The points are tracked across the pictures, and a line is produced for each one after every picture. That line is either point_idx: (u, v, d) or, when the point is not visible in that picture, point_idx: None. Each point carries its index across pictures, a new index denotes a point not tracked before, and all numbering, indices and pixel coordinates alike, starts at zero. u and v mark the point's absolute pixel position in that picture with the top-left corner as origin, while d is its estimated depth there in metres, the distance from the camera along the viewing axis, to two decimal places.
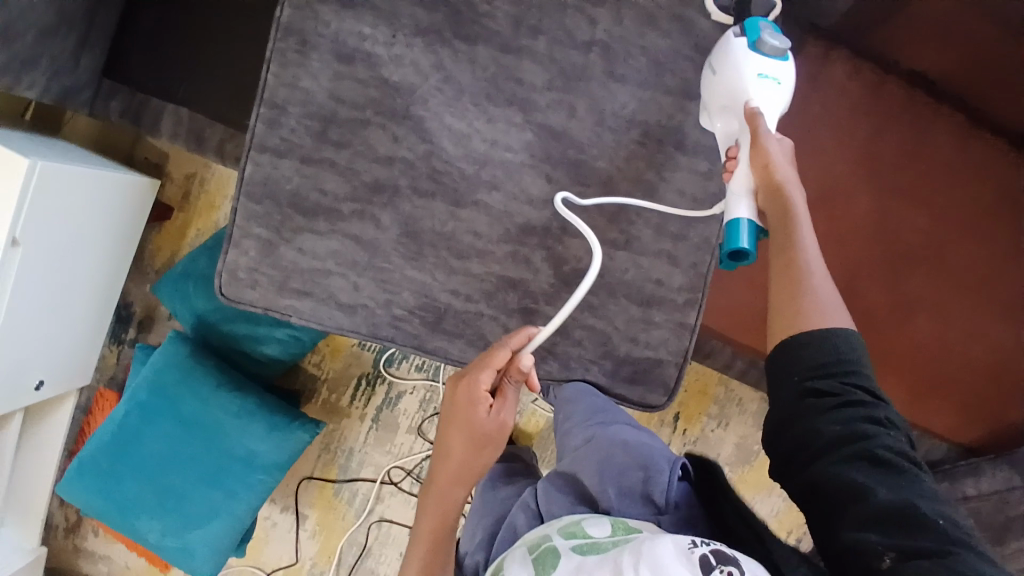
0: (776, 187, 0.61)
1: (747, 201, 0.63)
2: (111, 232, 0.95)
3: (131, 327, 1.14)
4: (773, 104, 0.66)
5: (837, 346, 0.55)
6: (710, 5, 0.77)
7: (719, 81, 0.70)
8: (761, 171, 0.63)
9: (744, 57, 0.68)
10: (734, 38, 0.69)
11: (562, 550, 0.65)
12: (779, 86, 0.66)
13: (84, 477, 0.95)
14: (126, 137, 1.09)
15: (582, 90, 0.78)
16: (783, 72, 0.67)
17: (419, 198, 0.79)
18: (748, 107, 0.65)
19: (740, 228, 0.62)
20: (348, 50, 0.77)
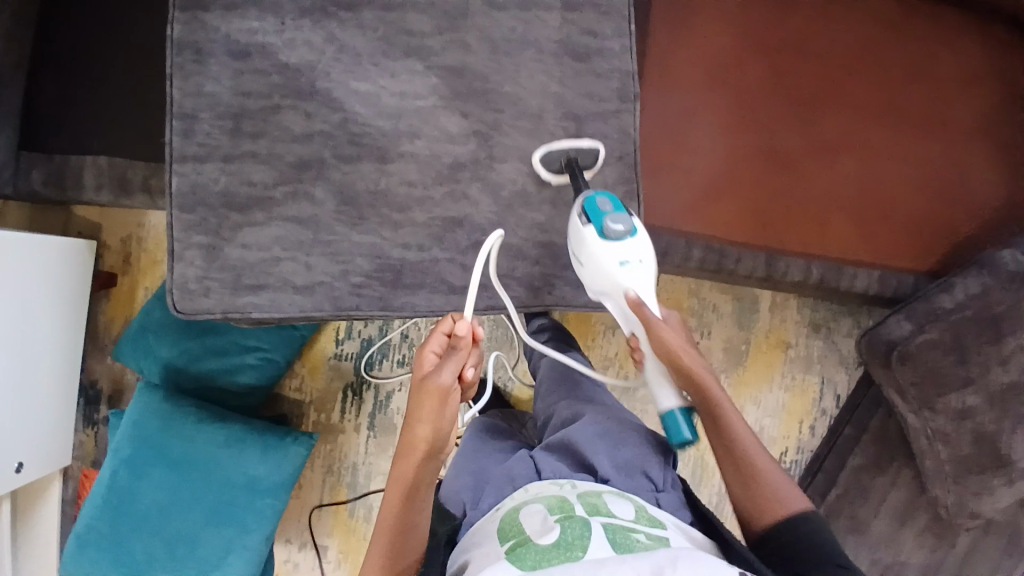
0: (690, 375, 0.70)
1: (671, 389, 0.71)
2: (56, 301, 0.94)
3: (102, 405, 1.11)
4: (644, 282, 0.72)
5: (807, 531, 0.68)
6: (544, 175, 0.82)
7: (587, 269, 0.74)
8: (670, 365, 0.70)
9: (599, 248, 0.72)
10: (582, 226, 0.73)
11: (594, 523, 0.68)
12: (643, 264, 0.72)
13: (87, 550, 0.90)
14: (56, 216, 1.09)
15: (469, 26, 0.81)
16: (639, 248, 0.72)
17: (345, 164, 0.80)
18: (630, 299, 0.71)
19: (677, 420, 0.70)
20: (241, 47, 0.80)
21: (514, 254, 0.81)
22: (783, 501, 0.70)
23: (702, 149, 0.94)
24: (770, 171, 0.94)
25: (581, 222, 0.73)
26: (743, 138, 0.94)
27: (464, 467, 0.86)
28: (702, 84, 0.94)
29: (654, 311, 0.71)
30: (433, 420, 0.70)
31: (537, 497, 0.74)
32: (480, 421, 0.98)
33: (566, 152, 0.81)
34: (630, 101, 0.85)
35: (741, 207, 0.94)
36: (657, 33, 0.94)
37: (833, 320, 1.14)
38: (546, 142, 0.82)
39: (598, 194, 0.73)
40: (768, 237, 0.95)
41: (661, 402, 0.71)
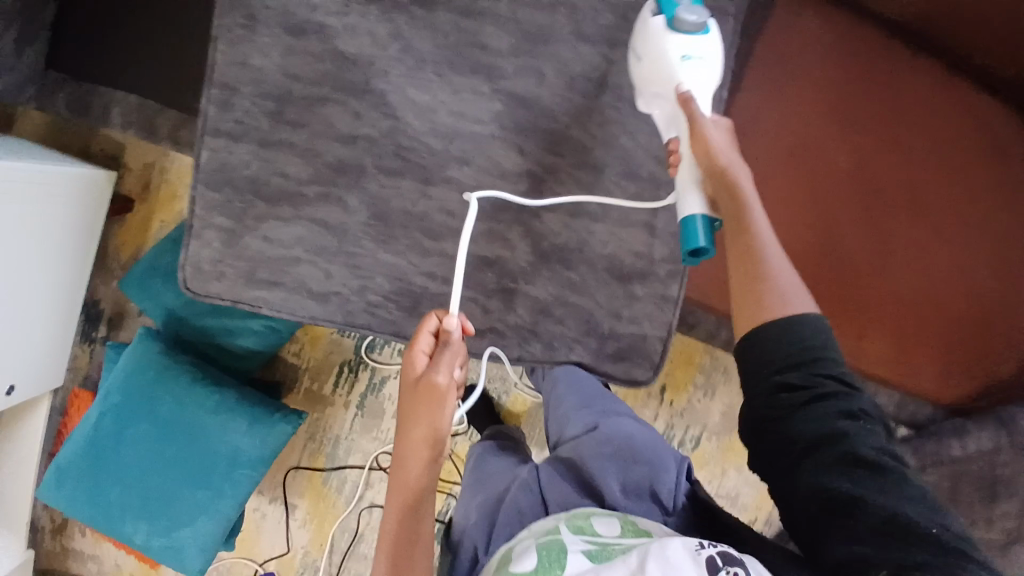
0: (721, 171, 0.57)
1: (695, 195, 0.59)
2: (65, 229, 0.90)
3: (101, 326, 1.11)
4: (705, 83, 0.63)
5: (801, 333, 0.53)
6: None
7: (643, 67, 0.65)
8: (705, 172, 0.59)
9: (661, 41, 0.63)
10: (651, 18, 0.64)
11: (571, 546, 0.63)
12: (708, 66, 0.62)
13: (65, 483, 0.94)
14: (78, 129, 1.04)
15: (549, 53, 0.74)
16: (708, 47, 0.62)
17: (385, 177, 0.75)
18: (678, 93, 0.61)
19: (695, 225, 0.58)
20: (298, 22, 0.72)
21: (539, 309, 0.78)
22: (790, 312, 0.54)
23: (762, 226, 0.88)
24: (823, 267, 0.89)
25: (652, 14, 0.65)
26: (805, 227, 0.88)
27: (473, 493, 0.83)
28: (777, 164, 0.87)
29: (704, 111, 0.61)
30: (429, 422, 0.70)
31: (529, 533, 0.69)
32: (485, 441, 0.95)
33: None
34: None
35: None
36: (746, 98, 0.87)
37: None
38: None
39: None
40: None
41: (682, 207, 0.60)
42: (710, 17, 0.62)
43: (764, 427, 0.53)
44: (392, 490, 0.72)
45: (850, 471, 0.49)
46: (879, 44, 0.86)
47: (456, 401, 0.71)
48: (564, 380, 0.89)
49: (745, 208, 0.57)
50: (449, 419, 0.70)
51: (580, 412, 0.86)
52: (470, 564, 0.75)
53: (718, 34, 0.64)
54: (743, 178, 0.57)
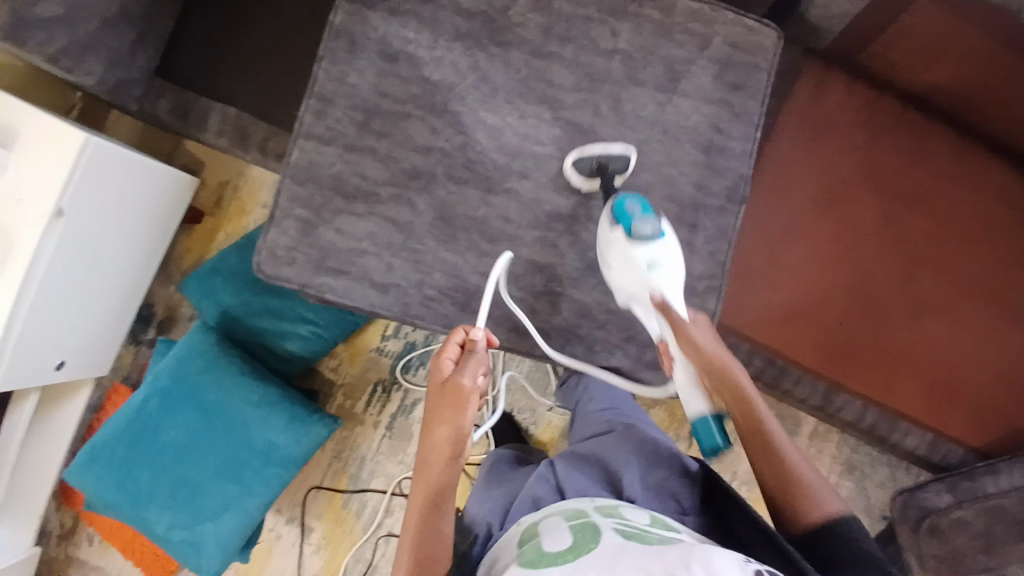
0: (720, 371, 0.71)
1: (700, 396, 0.73)
2: (144, 223, 0.98)
3: (151, 327, 1.16)
4: (672, 283, 0.72)
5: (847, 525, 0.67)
6: (575, 180, 0.83)
7: (615, 274, 0.74)
8: (704, 374, 0.72)
9: (626, 256, 0.72)
10: (611, 229, 0.73)
11: (605, 529, 0.65)
12: (671, 268, 0.72)
13: (97, 463, 0.96)
14: (166, 142, 1.16)
15: (606, 91, 0.85)
16: (666, 250, 0.72)
17: (453, 184, 0.84)
18: (656, 299, 0.71)
19: (708, 426, 0.72)
20: (392, 51, 0.85)
21: (582, 314, 0.84)
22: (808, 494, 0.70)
23: (795, 269, 0.95)
24: (852, 304, 0.95)
25: (610, 226, 0.74)
26: (835, 265, 0.95)
27: (492, 490, 0.86)
28: (809, 205, 0.96)
29: (681, 314, 0.72)
30: (452, 423, 0.73)
31: (555, 513, 0.71)
32: (508, 450, 0.99)
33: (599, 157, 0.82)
34: (735, 204, 0.85)
35: (820, 335, 0.95)
36: (780, 146, 0.97)
37: (868, 467, 1.17)
38: (579, 146, 0.83)
39: (629, 197, 0.73)
40: (839, 372, 0.95)
41: (689, 407, 0.73)
42: (661, 222, 0.72)
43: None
44: (415, 492, 0.74)
45: None
46: (899, 113, 0.98)
47: (476, 407, 0.74)
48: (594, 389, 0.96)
49: (747, 400, 0.72)
50: (471, 421, 0.73)
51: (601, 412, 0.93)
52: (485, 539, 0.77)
53: (670, 232, 0.73)
54: (739, 373, 0.72)
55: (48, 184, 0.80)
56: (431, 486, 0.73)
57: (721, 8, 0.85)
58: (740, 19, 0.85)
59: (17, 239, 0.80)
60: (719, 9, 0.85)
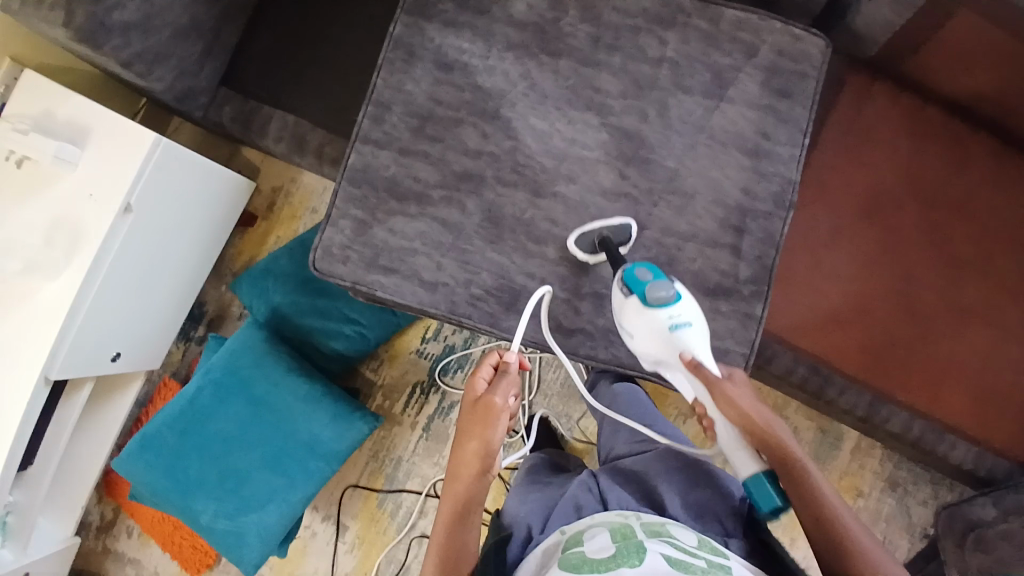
0: (765, 428, 0.70)
1: (750, 456, 0.70)
2: (201, 223, 1.02)
3: (201, 326, 1.21)
4: (697, 340, 0.73)
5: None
6: (580, 257, 0.84)
7: (640, 341, 0.74)
8: (748, 431, 0.70)
9: (648, 320, 0.72)
10: (626, 297, 0.74)
11: (650, 548, 0.63)
12: (694, 325, 0.73)
13: (149, 451, 0.99)
14: (224, 149, 1.21)
15: (653, 98, 0.87)
16: (686, 308, 0.73)
17: (502, 186, 0.86)
18: (687, 360, 0.71)
19: (764, 487, 0.68)
20: (447, 60, 0.89)
21: None
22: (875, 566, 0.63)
23: (837, 274, 0.95)
24: (895, 311, 0.94)
25: (625, 296, 0.75)
26: (877, 272, 0.95)
27: (528, 493, 0.85)
28: (851, 211, 0.96)
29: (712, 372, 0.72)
30: (481, 436, 0.75)
31: (601, 522, 0.71)
32: (540, 455, 0.98)
33: (599, 232, 0.83)
34: (783, 209, 0.85)
35: (863, 343, 0.94)
36: (823, 152, 0.97)
37: (912, 485, 1.14)
38: (579, 226, 0.84)
39: (640, 266, 0.74)
40: (884, 380, 0.93)
41: (740, 469, 0.70)
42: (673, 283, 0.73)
43: None
44: (443, 504, 0.74)
45: None
46: (944, 121, 0.97)
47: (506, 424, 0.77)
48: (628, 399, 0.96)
49: (797, 464, 0.68)
50: (499, 438, 0.76)
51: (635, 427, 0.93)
52: (523, 541, 0.75)
53: (685, 290, 0.75)
54: (779, 429, 0.71)
55: (118, 180, 0.84)
56: (457, 500, 0.74)
57: (768, 19, 0.87)
58: (786, 29, 0.86)
59: (85, 233, 0.84)
60: (766, 19, 0.86)
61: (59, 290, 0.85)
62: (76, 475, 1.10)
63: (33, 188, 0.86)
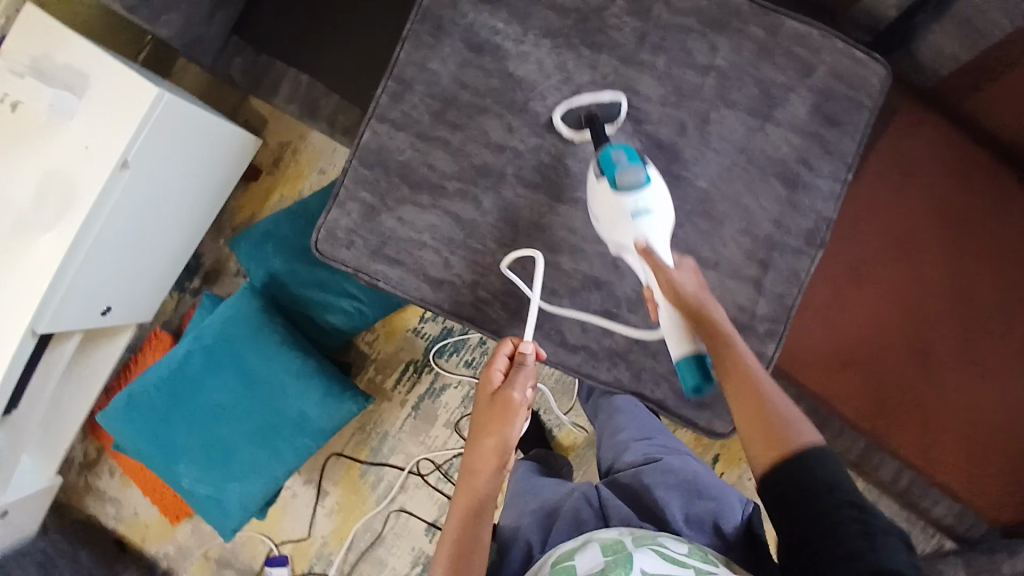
0: (699, 310, 0.65)
1: (682, 336, 0.66)
2: (202, 181, 0.97)
3: (196, 278, 1.17)
4: (660, 230, 0.71)
5: (818, 466, 0.57)
6: (564, 133, 0.80)
7: (603, 222, 0.73)
8: (685, 315, 0.66)
9: (614, 202, 0.71)
10: (597, 178, 0.73)
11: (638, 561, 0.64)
12: (659, 213, 0.71)
13: (135, 412, 0.98)
14: (231, 96, 1.14)
15: (694, 109, 0.80)
16: (654, 195, 0.71)
17: (522, 187, 0.82)
18: (639, 246, 0.70)
19: (690, 367, 0.66)
20: (478, 40, 0.82)
21: (635, 338, 0.82)
22: (797, 435, 0.59)
23: (851, 311, 0.93)
24: (903, 357, 0.92)
25: (597, 179, 0.73)
26: (892, 315, 0.92)
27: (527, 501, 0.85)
28: (878, 249, 0.92)
29: (664, 260, 0.69)
30: (498, 434, 0.72)
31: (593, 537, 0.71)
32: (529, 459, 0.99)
33: (588, 108, 0.80)
34: (813, 247, 0.81)
35: (864, 386, 0.93)
36: (861, 184, 0.93)
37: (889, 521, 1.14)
38: (568, 98, 0.81)
39: (615, 147, 0.72)
40: (882, 426, 0.92)
41: (671, 349, 0.67)
42: (647, 168, 0.71)
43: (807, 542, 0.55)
44: (456, 499, 0.73)
45: None
46: (994, 166, 0.91)
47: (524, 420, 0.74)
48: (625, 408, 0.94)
49: (731, 345, 0.64)
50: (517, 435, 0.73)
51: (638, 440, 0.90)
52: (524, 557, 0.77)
53: (658, 178, 0.73)
54: (716, 312, 0.66)
55: (116, 135, 0.79)
56: (471, 497, 0.71)
57: (830, 37, 0.80)
58: (847, 51, 0.80)
59: (78, 187, 0.80)
60: (828, 38, 0.80)
61: (48, 246, 0.81)
62: (61, 416, 1.07)
63: (29, 135, 0.81)
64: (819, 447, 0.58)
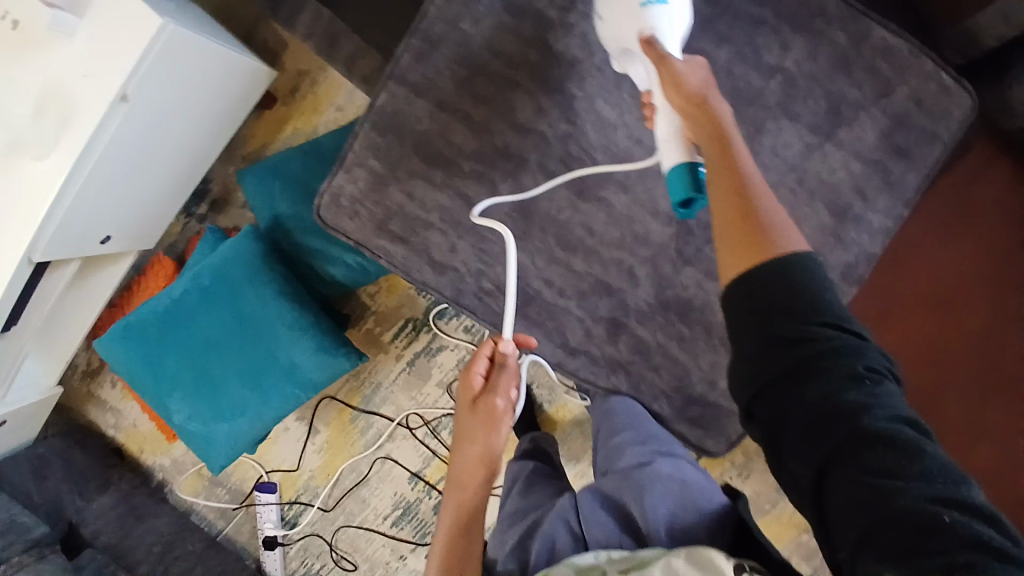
0: (699, 105, 0.56)
1: (678, 146, 0.58)
2: (209, 113, 0.91)
3: (203, 203, 1.13)
4: (671, 26, 0.61)
5: (805, 270, 0.47)
6: None
7: (607, 15, 0.64)
8: (684, 115, 0.57)
9: None
10: None
11: None
12: (673, 5, 0.61)
13: (131, 341, 0.98)
14: (248, 14, 1.05)
15: (750, 116, 0.71)
16: None
17: (544, 177, 0.75)
18: (642, 35, 0.61)
19: (680, 176, 0.57)
20: (519, 3, 0.73)
21: (639, 351, 0.78)
22: (779, 242, 0.49)
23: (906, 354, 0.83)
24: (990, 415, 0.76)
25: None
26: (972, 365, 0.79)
27: (514, 523, 0.80)
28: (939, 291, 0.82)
29: (670, 53, 0.60)
30: (483, 443, 0.73)
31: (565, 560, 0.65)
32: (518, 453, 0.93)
33: None
34: (847, 284, 0.74)
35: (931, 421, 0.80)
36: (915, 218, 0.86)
37: None
38: None
39: None
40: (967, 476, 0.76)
41: (665, 162, 0.60)
42: None
43: (802, 419, 0.44)
44: (447, 505, 0.74)
45: (874, 448, 0.41)
46: None
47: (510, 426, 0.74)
48: (622, 417, 0.78)
49: (728, 142, 0.54)
50: (503, 441, 0.73)
51: (635, 447, 0.76)
52: None
53: None
54: (721, 108, 0.56)
55: (116, 65, 0.72)
56: (463, 504, 0.73)
57: (917, 53, 0.70)
58: (935, 70, 0.70)
59: (77, 117, 0.74)
60: (917, 51, 0.70)
61: (41, 178, 0.76)
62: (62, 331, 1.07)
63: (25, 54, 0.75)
64: (803, 253, 0.49)
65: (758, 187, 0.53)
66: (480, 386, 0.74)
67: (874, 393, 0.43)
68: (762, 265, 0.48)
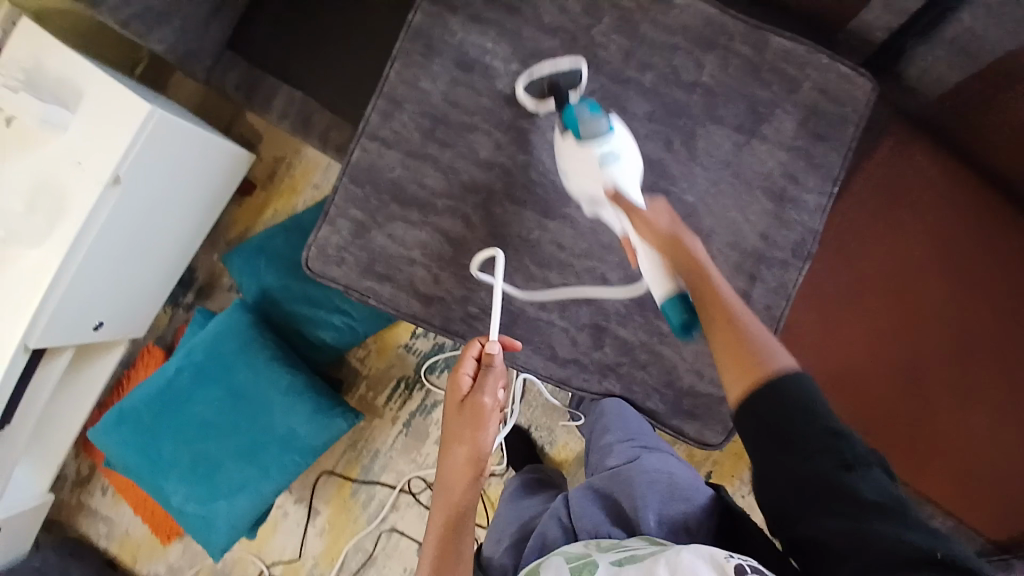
0: (673, 242, 0.64)
1: (662, 278, 0.66)
2: (194, 197, 0.98)
3: (190, 292, 1.17)
4: (628, 180, 0.73)
5: (794, 386, 0.53)
6: (529, 106, 0.82)
7: (574, 180, 0.75)
8: (660, 252, 0.65)
9: (583, 159, 0.73)
10: (563, 138, 0.75)
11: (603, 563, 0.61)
12: (627, 160, 0.73)
13: (123, 426, 0.98)
14: (226, 111, 1.15)
15: (682, 126, 0.81)
16: (621, 144, 0.73)
17: (511, 204, 0.82)
18: (609, 192, 0.72)
19: (673, 308, 0.65)
20: (468, 59, 0.83)
21: (624, 351, 0.82)
22: (771, 361, 0.55)
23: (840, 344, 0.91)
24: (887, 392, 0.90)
25: (562, 136, 0.76)
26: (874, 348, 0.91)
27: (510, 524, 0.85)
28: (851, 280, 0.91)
29: (636, 201, 0.71)
30: (472, 443, 0.72)
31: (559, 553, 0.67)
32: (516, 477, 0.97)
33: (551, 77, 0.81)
34: (801, 259, 0.82)
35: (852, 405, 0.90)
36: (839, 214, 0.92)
37: None
38: (528, 69, 0.82)
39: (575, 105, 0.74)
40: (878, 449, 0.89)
41: (655, 292, 0.67)
42: (609, 118, 0.74)
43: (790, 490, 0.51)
44: (436, 510, 0.72)
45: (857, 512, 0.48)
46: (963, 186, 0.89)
47: (497, 424, 0.74)
48: (611, 415, 0.83)
49: (708, 278, 0.61)
50: (492, 439, 0.73)
51: (622, 444, 0.82)
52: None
53: (621, 126, 0.75)
54: (694, 243, 0.64)
55: (109, 150, 0.79)
56: (454, 506, 0.71)
57: (814, 54, 0.82)
58: (832, 67, 0.81)
59: (70, 204, 0.80)
60: (813, 53, 0.81)
61: (39, 263, 0.80)
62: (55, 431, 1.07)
63: (21, 152, 0.81)
64: (793, 370, 0.54)
65: (748, 319, 0.58)
66: (468, 388, 0.75)
67: (859, 475, 0.49)
68: (759, 390, 0.53)
